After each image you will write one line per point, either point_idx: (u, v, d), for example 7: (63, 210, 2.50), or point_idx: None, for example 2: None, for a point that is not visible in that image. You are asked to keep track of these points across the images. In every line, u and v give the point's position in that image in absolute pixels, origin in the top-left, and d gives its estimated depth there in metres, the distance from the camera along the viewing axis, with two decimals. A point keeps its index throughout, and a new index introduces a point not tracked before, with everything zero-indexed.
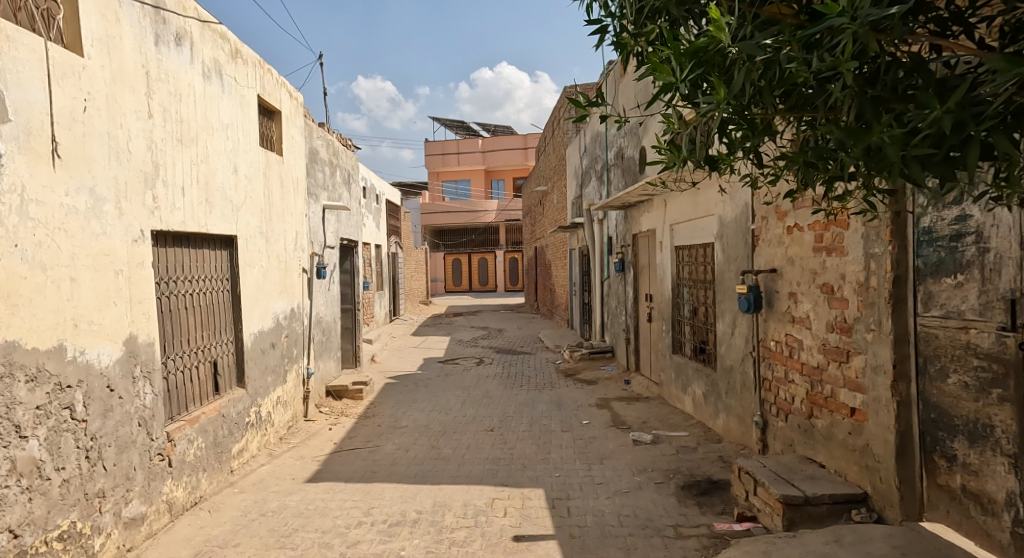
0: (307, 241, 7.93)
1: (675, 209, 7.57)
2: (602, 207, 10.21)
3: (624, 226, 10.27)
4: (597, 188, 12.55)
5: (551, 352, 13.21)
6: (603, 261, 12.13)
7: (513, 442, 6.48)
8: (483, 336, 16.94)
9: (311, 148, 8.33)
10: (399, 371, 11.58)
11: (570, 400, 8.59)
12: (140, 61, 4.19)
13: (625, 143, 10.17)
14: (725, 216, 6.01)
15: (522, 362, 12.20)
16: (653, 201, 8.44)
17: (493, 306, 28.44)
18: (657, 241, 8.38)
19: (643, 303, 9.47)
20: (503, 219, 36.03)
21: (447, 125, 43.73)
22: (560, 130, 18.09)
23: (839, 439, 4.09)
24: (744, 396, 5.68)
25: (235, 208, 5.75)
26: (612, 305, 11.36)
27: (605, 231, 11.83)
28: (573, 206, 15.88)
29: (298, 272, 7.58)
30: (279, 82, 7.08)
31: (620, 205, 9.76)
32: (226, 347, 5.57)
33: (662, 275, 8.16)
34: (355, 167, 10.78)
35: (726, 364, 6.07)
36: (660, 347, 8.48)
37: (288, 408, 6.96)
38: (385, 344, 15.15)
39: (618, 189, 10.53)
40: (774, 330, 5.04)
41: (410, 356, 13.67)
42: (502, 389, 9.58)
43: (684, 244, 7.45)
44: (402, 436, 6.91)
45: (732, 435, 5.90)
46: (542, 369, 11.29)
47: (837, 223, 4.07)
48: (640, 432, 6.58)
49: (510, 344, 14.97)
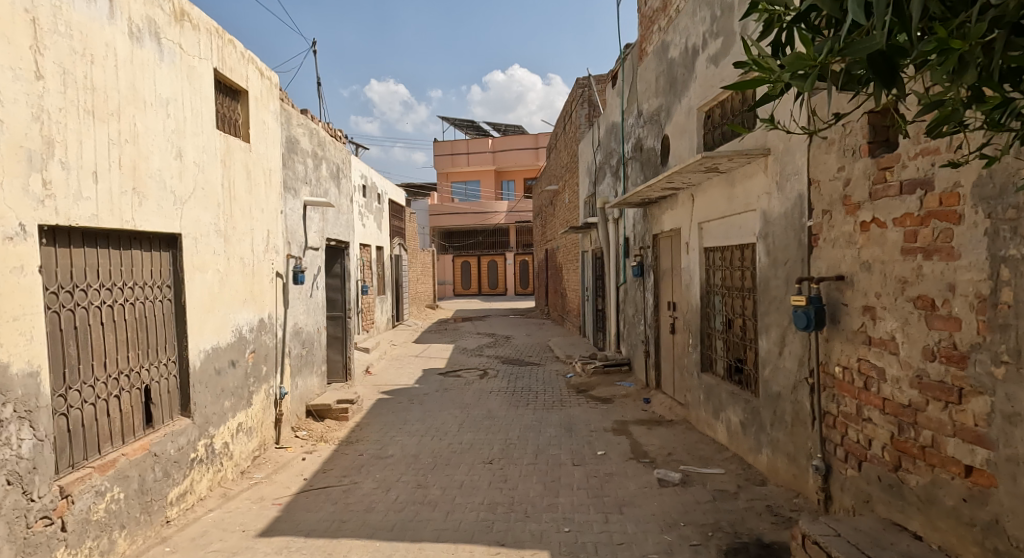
0: (282, 241, 6.97)
1: (706, 205, 6.53)
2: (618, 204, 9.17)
3: (643, 226, 9.25)
4: (611, 185, 11.54)
5: (561, 364, 12.18)
6: (618, 264, 11.11)
7: (514, 479, 5.48)
8: (489, 344, 15.95)
9: (289, 136, 7.38)
10: (394, 385, 10.59)
11: (581, 423, 7.57)
12: (20, 6, 3.27)
13: (644, 133, 9.17)
14: (772, 211, 4.98)
15: (529, 374, 11.18)
16: (677, 196, 7.43)
17: (502, 311, 27.45)
18: (682, 241, 7.34)
19: (665, 313, 8.43)
20: (514, 220, 35.09)
21: (457, 125, 42.83)
22: (572, 124, 17.10)
23: (944, 505, 3.08)
24: (796, 431, 4.66)
25: (181, 200, 4.79)
26: (628, 313, 10.32)
27: (621, 231, 10.81)
28: (586, 206, 14.85)
29: (270, 277, 6.61)
30: (246, 57, 6.12)
31: (639, 202, 8.74)
32: (167, 370, 4.59)
33: (689, 280, 7.13)
34: (346, 161, 9.83)
35: (772, 389, 5.04)
36: (685, 363, 7.45)
37: (254, 435, 5.99)
38: (383, 352, 14.16)
39: (636, 184, 9.52)
40: (842, 352, 4.02)
41: (408, 367, 12.67)
42: (506, 408, 8.57)
43: (717, 245, 6.43)
44: (387, 469, 5.93)
45: (781, 477, 4.88)
46: (551, 384, 10.26)
47: (947, 215, 3.10)
48: (665, 468, 5.56)
49: (517, 354, 13.97)
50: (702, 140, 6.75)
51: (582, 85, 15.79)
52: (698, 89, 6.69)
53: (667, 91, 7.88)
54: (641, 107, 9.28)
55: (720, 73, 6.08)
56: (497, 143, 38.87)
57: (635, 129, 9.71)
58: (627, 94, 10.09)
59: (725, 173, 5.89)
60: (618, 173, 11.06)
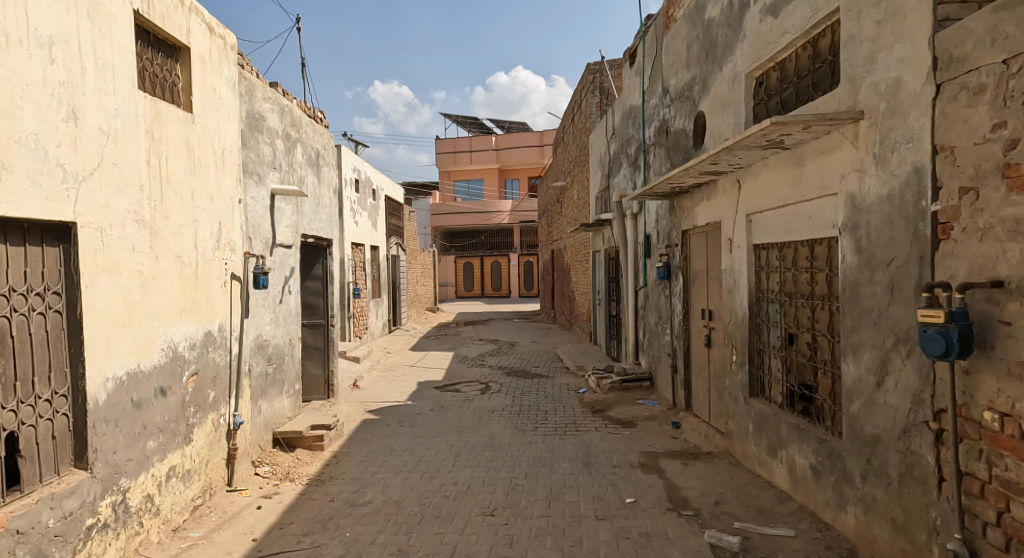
0: (241, 237, 5.76)
1: (760, 191, 5.31)
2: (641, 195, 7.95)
3: (671, 221, 8.04)
4: (630, 175, 10.31)
5: (572, 376, 10.97)
6: (638, 265, 9.91)
7: (522, 543, 4.29)
8: (492, 352, 14.75)
9: (252, 111, 6.16)
10: (384, 402, 9.38)
11: (601, 455, 6.36)
12: None
13: (671, 114, 7.95)
14: (866, 195, 3.77)
15: (536, 389, 9.96)
16: (718, 184, 6.19)
17: (506, 313, 26.25)
18: (725, 237, 6.12)
19: (698, 323, 7.20)
20: (518, 220, 33.82)
21: (460, 122, 41.65)
22: (581, 114, 15.89)
23: None
24: (907, 492, 3.45)
25: (75, 177, 3.59)
26: (650, 321, 9.10)
27: (641, 228, 9.59)
28: (598, 202, 13.65)
29: (223, 281, 5.40)
30: (190, 7, 4.94)
31: (667, 192, 7.51)
32: (52, 409, 3.51)
33: (735, 284, 5.92)
34: (328, 147, 8.65)
35: (865, 432, 3.82)
36: (727, 384, 6.22)
37: (198, 480, 4.80)
38: (376, 361, 12.95)
39: (661, 173, 8.31)
40: (1001, 391, 2.87)
41: (402, 379, 11.46)
42: (511, 434, 7.36)
43: (773, 241, 5.21)
44: (361, 524, 4.72)
45: (882, 549, 3.67)
46: (562, 402, 9.06)
47: None
48: (717, 529, 4.35)
49: (523, 364, 12.74)
50: (752, 113, 5.52)
51: (592, 71, 14.58)
52: (747, 51, 5.46)
53: (703, 60, 6.65)
54: (668, 84, 8.04)
55: (780, 25, 4.85)
56: (502, 141, 37.68)
57: (660, 110, 8.48)
58: (650, 70, 8.84)
59: (790, 150, 4.67)
60: (637, 162, 9.82)
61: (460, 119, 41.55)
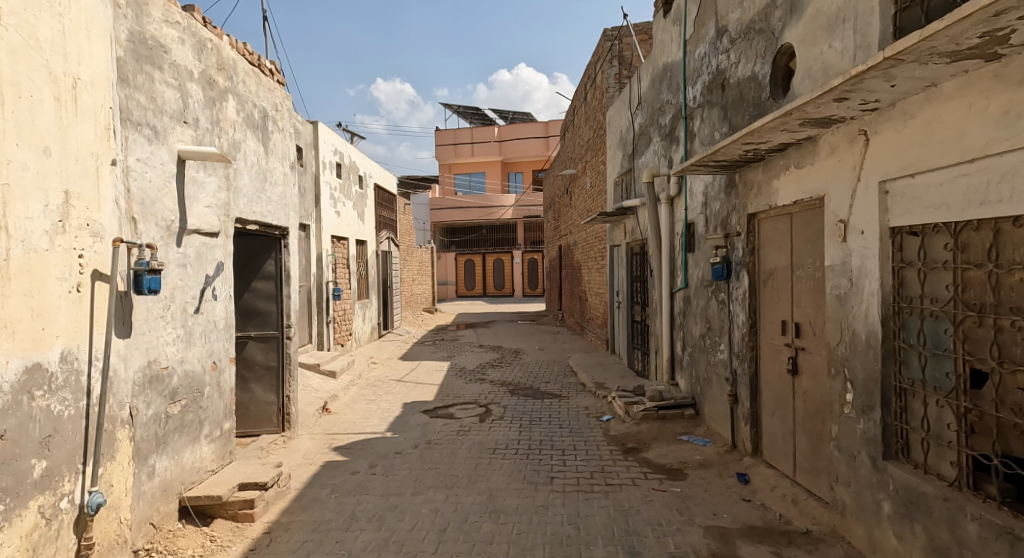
0: (109, 217, 3.77)
1: (909, 142, 3.43)
2: (687, 169, 6.03)
3: (729, 202, 6.18)
4: (665, 151, 8.42)
5: (590, 397, 9.10)
6: (677, 261, 8.05)
7: None
8: (493, 362, 12.85)
9: (144, 35, 4.23)
10: (356, 434, 7.51)
11: (650, 534, 4.46)
12: None
13: (729, 62, 6.07)
14: None
15: (547, 417, 8.09)
16: (822, 143, 4.31)
17: (511, 315, 24.28)
18: (833, 220, 4.22)
19: (775, 340, 5.32)
20: (521, 215, 31.93)
21: (461, 113, 39.76)
22: (597, 90, 13.98)
23: None
24: None
25: None
26: (696, 333, 7.25)
27: (682, 214, 7.71)
28: (619, 188, 11.78)
29: (66, 289, 3.41)
30: None
31: (728, 163, 5.64)
32: None
33: (853, 289, 4.03)
34: (282, 111, 6.79)
35: None
36: (832, 433, 4.31)
37: None
38: (356, 375, 11.08)
39: (715, 141, 6.45)
40: None
41: (384, 398, 9.57)
42: (518, 489, 5.47)
43: (937, 219, 3.33)
44: None
45: None
46: (584, 436, 7.20)
47: None
48: None
49: (529, 379, 10.84)
50: (895, 25, 3.61)
51: (610, 37, 12.68)
52: None
53: None
54: (726, 22, 6.15)
55: None
56: (504, 132, 35.85)
57: (710, 61, 6.60)
58: (698, 11, 6.95)
59: (998, 60, 2.93)
60: (676, 132, 7.95)
61: (461, 110, 39.76)
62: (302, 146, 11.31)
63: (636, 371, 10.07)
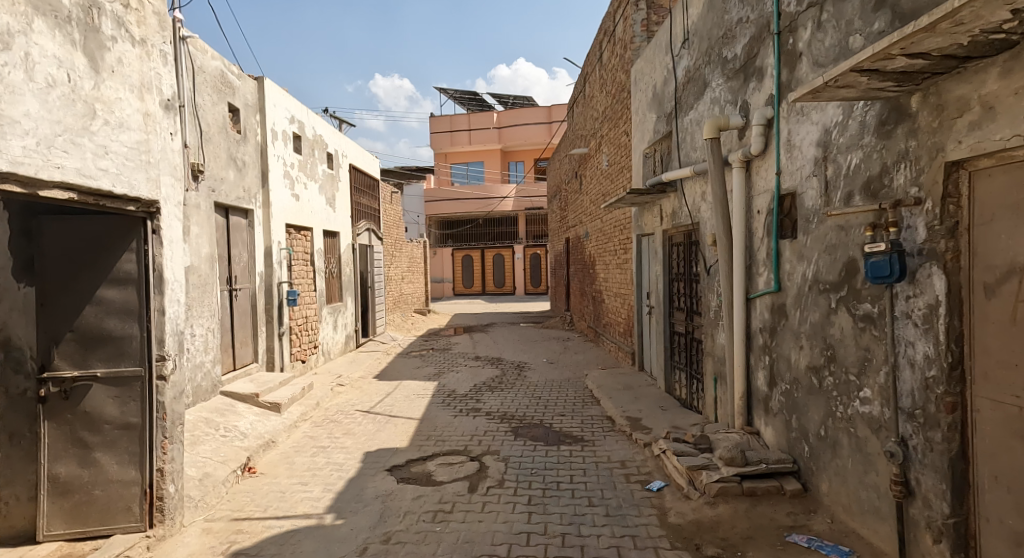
0: None
1: None
2: (820, 91, 3.45)
3: (885, 147, 3.62)
4: (736, 93, 5.90)
5: (626, 445, 6.56)
6: (762, 252, 5.50)
7: None
8: (491, 383, 10.28)
9: None
10: (279, 518, 4.98)
11: None
12: None
13: None
14: None
15: (569, 485, 5.57)
16: None
17: (513, 316, 21.69)
18: None
19: None
20: (522, 206, 29.33)
21: (458, 97, 37.12)
22: (618, 43, 11.41)
23: None
24: None
25: None
26: (805, 363, 4.70)
27: (774, 180, 5.17)
28: (656, 158, 9.19)
29: None
30: None
31: (908, 69, 3.09)
32: None
33: None
34: (145, 15, 4.23)
35: None
36: None
37: None
38: (313, 405, 8.54)
39: (852, 51, 3.94)
40: None
41: (340, 444, 7.04)
42: None
43: None
44: None
45: None
46: (628, 526, 4.67)
47: None
48: None
49: (537, 410, 8.30)
50: None
51: None
52: None
53: None
54: None
55: None
56: (504, 118, 33.22)
57: None
58: None
59: None
60: (759, 60, 5.41)
61: (459, 95, 37.12)
62: (240, 108, 8.77)
63: (690, 402, 7.58)
